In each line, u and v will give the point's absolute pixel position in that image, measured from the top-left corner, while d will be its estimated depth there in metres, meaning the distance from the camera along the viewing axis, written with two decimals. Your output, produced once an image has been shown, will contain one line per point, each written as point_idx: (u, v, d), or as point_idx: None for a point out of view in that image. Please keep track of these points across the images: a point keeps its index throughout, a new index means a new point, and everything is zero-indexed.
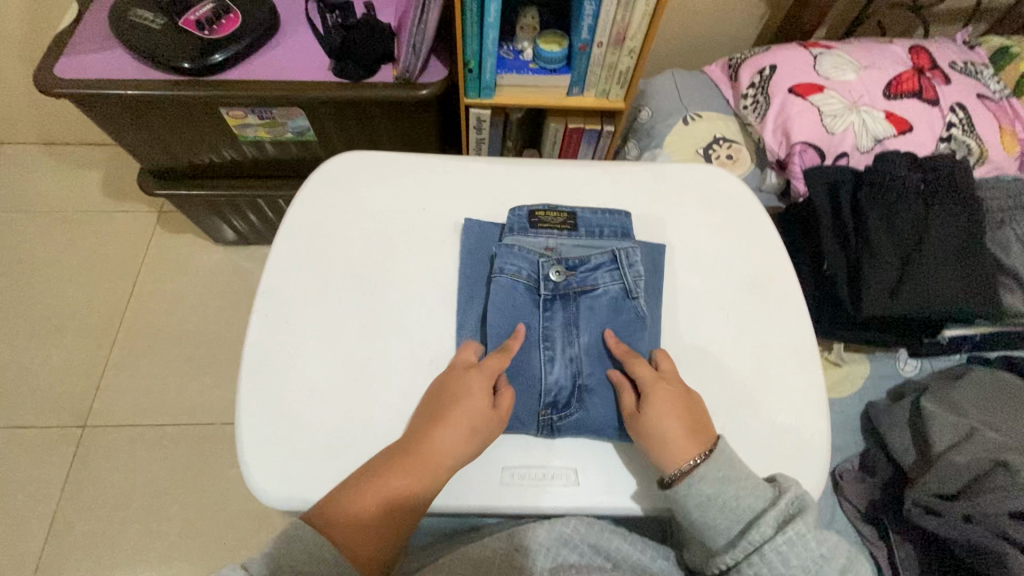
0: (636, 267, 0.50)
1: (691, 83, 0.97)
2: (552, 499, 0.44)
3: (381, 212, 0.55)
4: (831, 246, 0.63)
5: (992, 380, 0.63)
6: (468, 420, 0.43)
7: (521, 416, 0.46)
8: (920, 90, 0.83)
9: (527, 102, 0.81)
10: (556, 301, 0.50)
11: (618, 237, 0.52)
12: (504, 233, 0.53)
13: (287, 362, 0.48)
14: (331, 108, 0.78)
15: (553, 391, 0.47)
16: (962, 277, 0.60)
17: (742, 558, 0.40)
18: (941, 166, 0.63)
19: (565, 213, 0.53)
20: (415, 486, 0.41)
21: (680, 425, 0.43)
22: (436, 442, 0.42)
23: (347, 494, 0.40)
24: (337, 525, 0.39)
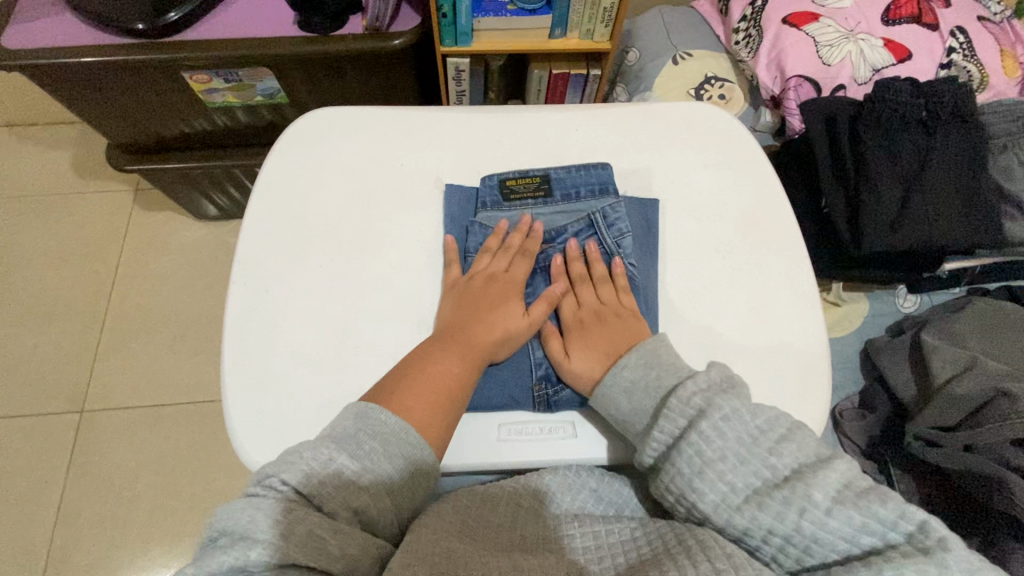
0: (617, 227, 0.49)
1: (680, 20, 0.92)
2: (554, 452, 0.43)
3: (356, 176, 0.52)
4: (830, 184, 0.61)
5: (996, 311, 0.61)
6: (506, 322, 0.45)
7: (515, 395, 0.44)
8: (919, 15, 0.79)
9: (508, 47, 0.77)
10: (537, 274, 0.49)
11: (596, 194, 0.50)
12: (476, 209, 0.50)
13: (271, 341, 0.46)
14: (301, 66, 0.74)
15: (544, 363, 0.45)
16: (964, 208, 0.58)
17: (680, 437, 0.38)
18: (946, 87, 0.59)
19: (538, 177, 0.51)
20: (468, 367, 0.43)
21: (598, 352, 0.44)
22: (484, 331, 0.44)
23: (411, 378, 0.41)
24: (409, 397, 0.40)
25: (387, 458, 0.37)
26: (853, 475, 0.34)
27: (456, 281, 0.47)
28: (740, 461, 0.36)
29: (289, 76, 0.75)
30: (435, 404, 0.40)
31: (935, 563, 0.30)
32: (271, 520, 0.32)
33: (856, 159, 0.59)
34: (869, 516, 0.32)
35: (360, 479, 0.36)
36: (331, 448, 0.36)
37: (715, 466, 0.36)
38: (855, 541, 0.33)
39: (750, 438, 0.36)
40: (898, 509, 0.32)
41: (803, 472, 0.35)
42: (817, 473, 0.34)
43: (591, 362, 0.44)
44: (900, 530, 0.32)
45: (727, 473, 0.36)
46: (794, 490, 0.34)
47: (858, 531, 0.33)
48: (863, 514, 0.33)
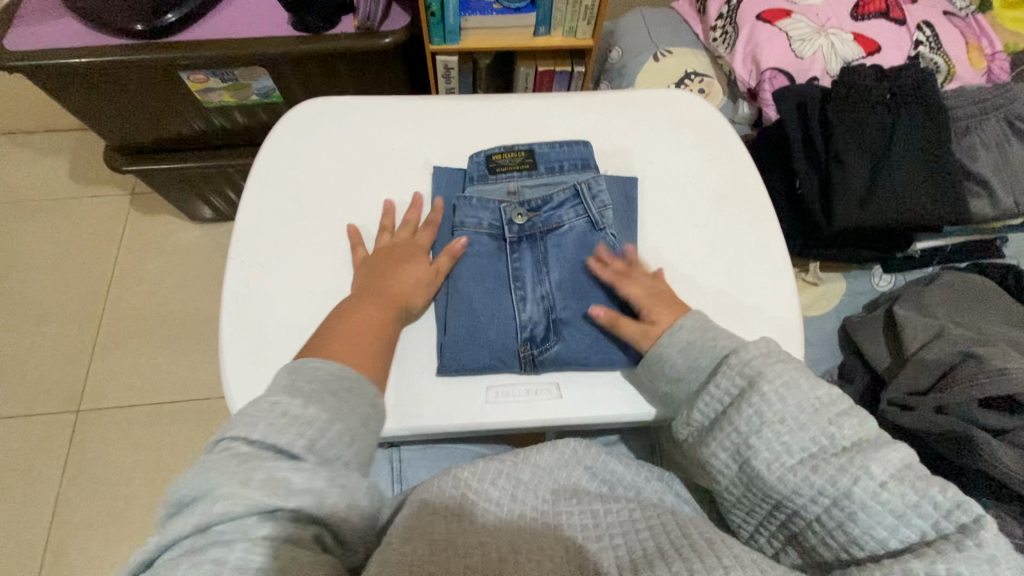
0: (599, 198, 0.50)
1: (660, 20, 0.96)
2: (543, 411, 0.45)
3: (350, 159, 0.54)
4: (802, 164, 0.64)
5: (962, 283, 0.65)
6: (416, 273, 0.47)
7: (500, 355, 0.46)
8: (887, 10, 0.83)
9: (494, 45, 0.80)
10: (522, 242, 0.49)
11: (579, 169, 0.52)
12: (465, 185, 0.52)
13: (268, 313, 0.47)
14: (295, 65, 0.76)
15: (528, 326, 0.46)
16: (932, 187, 0.61)
17: (742, 398, 0.39)
18: (907, 77, 0.63)
19: (523, 152, 0.53)
20: (388, 314, 0.44)
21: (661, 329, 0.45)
22: (395, 283, 0.46)
23: (333, 332, 0.42)
24: (340, 343, 0.41)
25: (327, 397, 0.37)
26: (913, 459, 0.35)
27: (362, 260, 0.49)
28: (801, 427, 0.37)
29: (282, 75, 0.78)
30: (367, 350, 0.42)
31: (984, 551, 0.30)
32: (232, 475, 0.31)
33: (827, 136, 0.62)
34: (924, 498, 0.33)
35: (312, 413, 0.35)
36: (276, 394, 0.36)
37: (774, 428, 0.37)
38: (907, 519, 0.33)
39: (814, 408, 0.37)
40: (955, 500, 0.32)
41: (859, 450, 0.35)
42: (878, 451, 0.35)
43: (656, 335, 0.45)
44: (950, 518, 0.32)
45: (783, 435, 0.37)
46: (852, 459, 0.35)
47: (909, 508, 0.33)
48: (918, 496, 0.33)
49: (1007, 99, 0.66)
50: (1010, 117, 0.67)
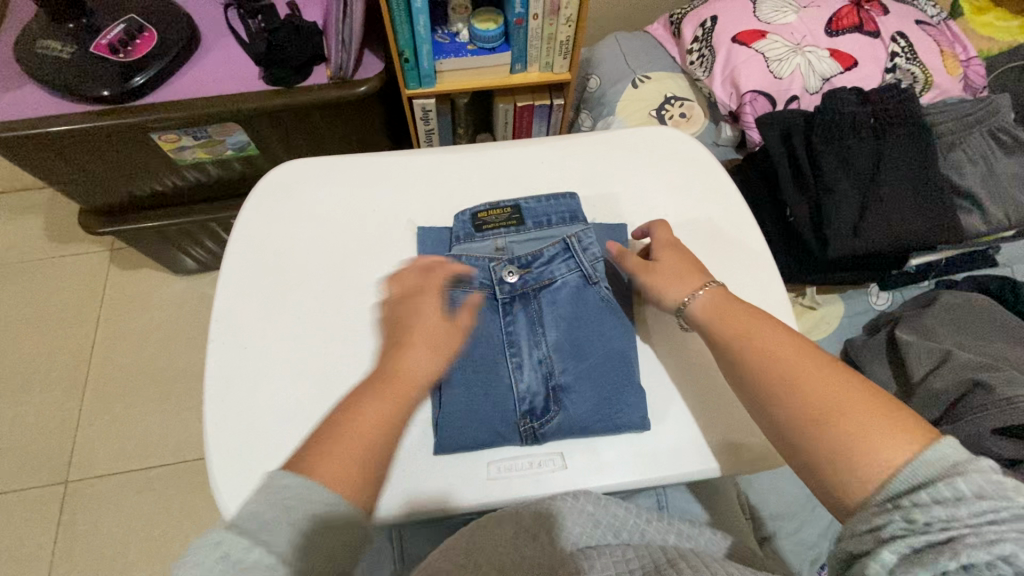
0: (591, 251, 0.49)
1: (636, 46, 0.98)
2: (512, 491, 0.43)
3: (333, 225, 0.52)
4: (791, 193, 0.65)
5: (962, 300, 0.64)
6: (429, 339, 0.42)
7: (500, 430, 0.44)
8: (860, 24, 0.84)
9: (470, 85, 0.82)
10: (515, 302, 0.47)
11: (567, 221, 0.51)
12: (451, 245, 0.50)
13: (252, 397, 0.45)
14: (269, 118, 0.75)
15: (527, 398, 0.45)
16: (919, 212, 0.62)
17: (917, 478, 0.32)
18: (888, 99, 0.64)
19: (509, 209, 0.51)
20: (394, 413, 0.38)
21: (782, 361, 0.39)
22: (406, 365, 0.41)
23: (327, 450, 0.35)
24: (325, 458, 0.34)
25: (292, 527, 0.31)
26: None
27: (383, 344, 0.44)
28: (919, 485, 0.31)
29: (258, 130, 0.77)
30: (359, 464, 0.35)
31: None
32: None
33: (812, 170, 0.63)
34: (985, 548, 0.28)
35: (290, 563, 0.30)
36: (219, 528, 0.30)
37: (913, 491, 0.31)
38: (921, 535, 0.30)
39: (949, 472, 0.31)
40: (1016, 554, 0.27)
41: (905, 497, 0.31)
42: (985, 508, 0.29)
43: (797, 370, 0.39)
44: (964, 511, 0.29)
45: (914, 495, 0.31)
46: (944, 513, 0.30)
47: (927, 511, 0.30)
48: (942, 489, 0.30)
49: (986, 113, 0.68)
50: (993, 129, 0.69)
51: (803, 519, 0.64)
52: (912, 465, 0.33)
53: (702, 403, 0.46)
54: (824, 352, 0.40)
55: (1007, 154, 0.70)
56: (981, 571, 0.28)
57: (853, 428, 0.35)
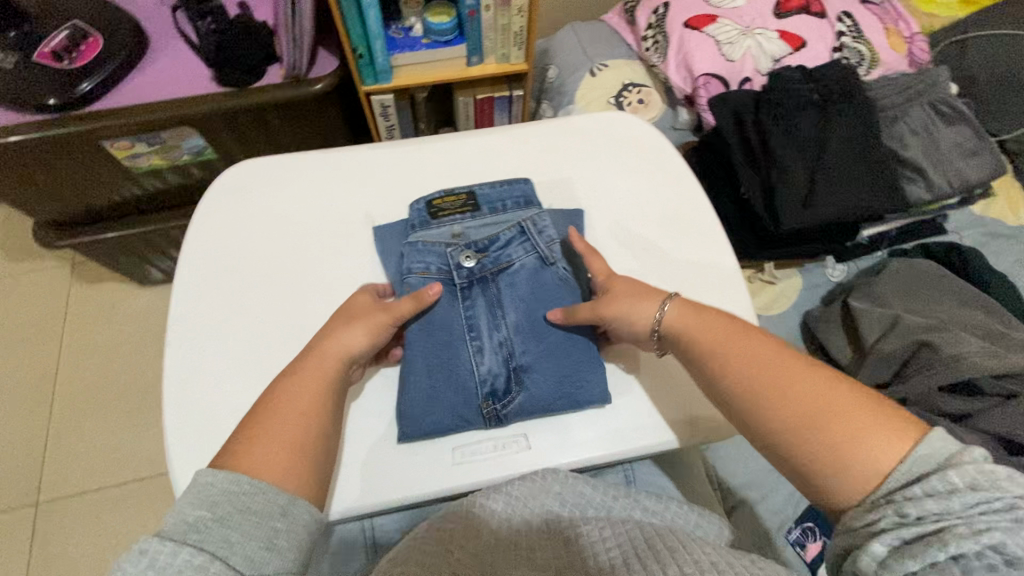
0: (546, 233, 0.50)
1: (593, 35, 1.00)
2: (478, 474, 0.44)
3: (290, 222, 0.52)
4: (746, 171, 0.67)
5: (908, 268, 0.67)
6: (361, 317, 0.44)
7: (464, 415, 0.45)
8: (807, 5, 0.86)
9: (426, 79, 0.82)
10: (474, 287, 0.48)
11: (522, 206, 0.51)
12: (407, 233, 0.51)
13: (214, 400, 0.45)
14: (223, 120, 0.74)
15: (489, 380, 0.46)
16: (869, 181, 0.65)
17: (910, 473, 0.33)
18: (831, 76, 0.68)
19: (463, 195, 0.52)
20: (321, 396, 0.40)
21: (761, 364, 0.40)
22: (335, 338, 0.42)
23: (257, 436, 0.36)
24: (247, 457, 0.35)
25: (220, 521, 0.32)
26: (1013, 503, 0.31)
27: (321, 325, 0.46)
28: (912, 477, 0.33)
29: (212, 133, 0.76)
30: (291, 450, 0.37)
31: None
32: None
33: (763, 147, 0.66)
34: (976, 535, 0.30)
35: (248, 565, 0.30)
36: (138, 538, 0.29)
37: (908, 484, 0.33)
38: (914, 527, 0.32)
39: (942, 465, 0.33)
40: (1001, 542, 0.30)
41: (895, 491, 0.33)
42: (974, 500, 0.31)
43: (779, 381, 0.39)
44: (957, 503, 0.31)
45: (909, 488, 0.33)
46: (937, 507, 0.32)
47: (920, 505, 0.32)
48: (934, 484, 0.32)
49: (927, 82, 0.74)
50: (932, 102, 0.75)
51: (770, 487, 0.66)
52: (895, 467, 0.34)
53: (656, 380, 0.47)
54: (790, 349, 0.41)
55: (949, 124, 0.75)
56: (970, 560, 0.30)
57: (846, 429, 0.35)
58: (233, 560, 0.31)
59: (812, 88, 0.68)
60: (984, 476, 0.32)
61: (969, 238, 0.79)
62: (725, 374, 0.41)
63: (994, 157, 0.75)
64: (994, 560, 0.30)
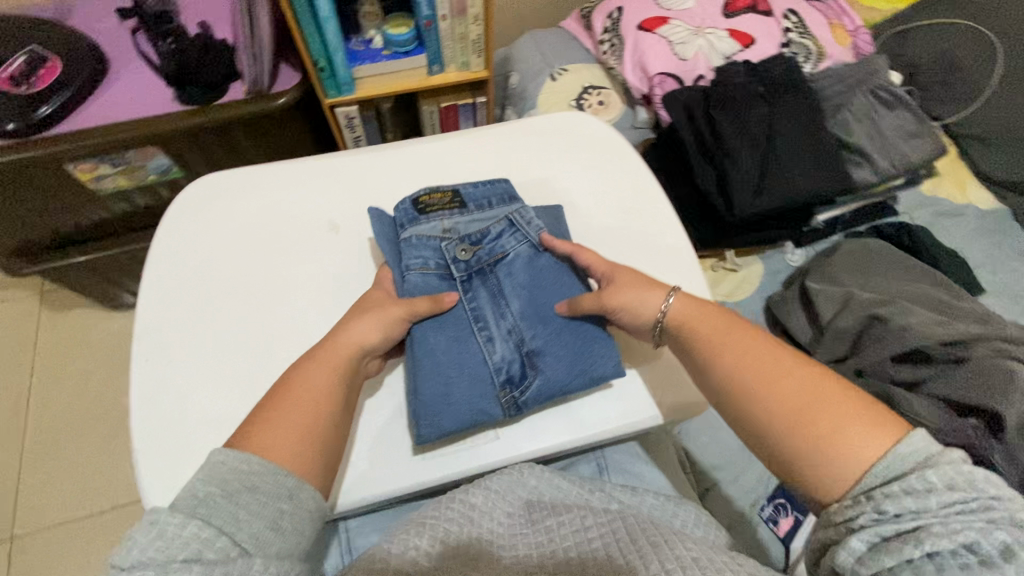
0: (534, 223, 0.52)
1: (552, 40, 1.02)
2: (466, 464, 0.46)
3: (268, 227, 0.53)
4: (701, 163, 0.73)
5: (859, 247, 0.75)
6: (378, 315, 0.46)
7: (484, 406, 0.46)
8: (754, 5, 0.90)
9: (389, 88, 0.84)
10: (473, 279, 0.50)
11: (507, 201, 0.53)
12: (399, 232, 0.51)
13: (183, 409, 0.46)
14: (190, 137, 0.74)
15: (503, 367, 0.47)
16: (811, 168, 0.71)
17: (892, 473, 0.36)
18: (771, 70, 0.74)
19: (450, 192, 0.53)
20: (337, 387, 0.42)
21: (751, 357, 0.43)
22: (349, 333, 0.45)
23: (268, 415, 0.40)
24: (262, 432, 0.39)
25: (228, 498, 0.36)
26: (989, 505, 0.33)
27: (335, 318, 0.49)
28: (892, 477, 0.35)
29: (180, 152, 0.76)
30: (297, 434, 0.40)
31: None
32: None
33: (714, 140, 0.72)
34: (951, 534, 0.32)
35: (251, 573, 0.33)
36: (154, 511, 0.34)
37: (891, 484, 0.35)
38: (892, 524, 0.34)
39: (923, 466, 0.35)
40: (977, 541, 0.32)
41: (877, 487, 0.35)
42: (950, 502, 0.33)
43: (769, 375, 0.42)
44: (935, 501, 0.33)
45: (891, 487, 0.35)
46: (918, 508, 0.34)
47: (898, 502, 0.34)
48: (913, 483, 0.34)
49: (867, 72, 0.81)
50: (872, 90, 0.82)
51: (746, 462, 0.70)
52: (879, 463, 0.36)
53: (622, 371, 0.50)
54: (789, 348, 0.44)
55: (887, 110, 0.82)
56: (945, 559, 0.32)
57: (839, 423, 0.38)
58: (239, 537, 0.35)
59: (756, 82, 0.74)
60: (961, 478, 0.34)
61: (919, 218, 0.83)
62: (718, 363, 0.44)
63: (935, 138, 0.81)
64: (967, 560, 0.31)
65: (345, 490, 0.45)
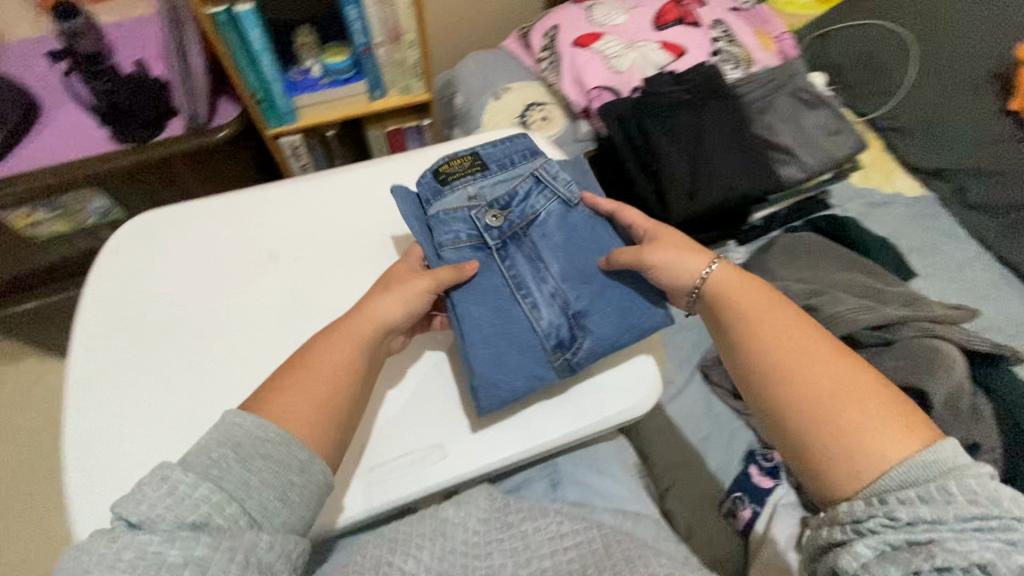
0: (561, 178, 0.55)
1: (492, 60, 1.01)
2: (430, 477, 0.46)
3: (237, 253, 0.59)
4: (633, 168, 0.82)
5: (791, 242, 0.83)
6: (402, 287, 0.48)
7: (536, 369, 0.47)
8: (682, 18, 0.94)
9: (332, 115, 0.88)
10: (509, 245, 0.52)
11: (529, 157, 0.56)
12: (425, 207, 0.54)
13: (115, 433, 0.49)
14: (127, 178, 0.73)
15: (552, 332, 0.49)
16: (735, 160, 0.81)
17: (918, 475, 0.37)
18: (693, 79, 0.85)
19: (469, 157, 0.55)
20: (350, 355, 0.45)
21: (784, 338, 0.44)
22: (374, 306, 0.47)
23: (287, 388, 0.42)
24: (272, 401, 0.41)
25: (241, 461, 0.38)
26: (1007, 522, 0.34)
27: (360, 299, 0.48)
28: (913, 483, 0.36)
29: (123, 195, 0.75)
30: (312, 406, 0.42)
31: None
32: None
33: (647, 142, 0.81)
34: (967, 555, 0.34)
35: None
36: (167, 467, 0.36)
37: (913, 492, 0.36)
38: (903, 533, 0.36)
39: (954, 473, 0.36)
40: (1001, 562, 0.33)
41: (894, 490, 0.37)
42: (971, 520, 0.35)
43: (810, 352, 0.43)
44: (951, 517, 0.35)
45: (917, 493, 0.36)
46: (950, 515, 0.35)
47: (916, 513, 0.35)
48: (935, 495, 0.36)
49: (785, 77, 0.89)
50: (794, 91, 0.90)
51: (726, 439, 0.74)
52: (897, 465, 0.37)
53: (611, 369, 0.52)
54: (839, 342, 0.44)
55: (811, 110, 0.89)
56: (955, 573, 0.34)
57: (866, 418, 0.39)
58: (249, 503, 0.37)
59: (681, 89, 0.85)
60: (991, 488, 0.35)
61: (852, 209, 0.90)
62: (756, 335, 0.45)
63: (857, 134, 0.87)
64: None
65: (345, 507, 0.45)
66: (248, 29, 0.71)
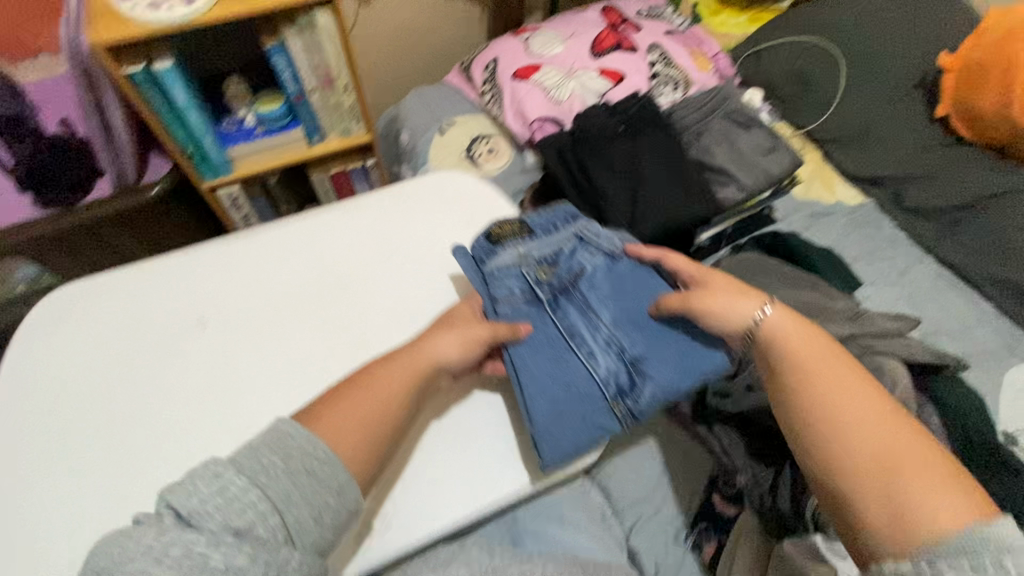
0: (602, 237, 0.56)
1: (436, 95, 0.96)
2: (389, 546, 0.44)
3: (192, 304, 0.54)
4: (573, 196, 0.78)
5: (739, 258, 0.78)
6: (466, 330, 0.47)
7: (598, 421, 0.46)
8: (619, 44, 0.94)
9: (270, 165, 0.79)
10: (560, 299, 0.52)
11: (571, 220, 0.57)
12: (477, 264, 0.54)
13: (37, 526, 0.43)
14: (56, 242, 0.73)
15: (610, 380, 0.48)
16: (682, 186, 0.78)
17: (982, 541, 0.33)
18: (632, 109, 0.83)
19: (516, 222, 0.56)
20: (409, 391, 0.43)
21: (849, 399, 0.41)
22: (437, 343, 0.46)
23: (341, 416, 0.41)
24: (331, 419, 0.41)
25: (288, 472, 0.37)
26: None
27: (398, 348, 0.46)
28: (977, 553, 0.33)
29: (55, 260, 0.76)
30: (361, 430, 0.41)
31: None
32: None
33: (585, 171, 0.78)
34: None
35: None
36: (219, 465, 0.36)
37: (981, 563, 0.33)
38: None
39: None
40: None
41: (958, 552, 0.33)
42: None
43: (872, 413, 0.40)
44: None
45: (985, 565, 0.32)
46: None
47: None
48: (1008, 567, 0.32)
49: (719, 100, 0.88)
50: (727, 114, 0.88)
51: None
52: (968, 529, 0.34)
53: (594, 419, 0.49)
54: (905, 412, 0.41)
55: (746, 131, 0.86)
56: None
57: (931, 483, 0.36)
58: (289, 515, 0.36)
59: (617, 119, 0.83)
60: None
61: (795, 221, 0.90)
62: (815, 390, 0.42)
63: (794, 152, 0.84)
64: None
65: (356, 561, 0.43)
66: (170, 82, 0.64)
